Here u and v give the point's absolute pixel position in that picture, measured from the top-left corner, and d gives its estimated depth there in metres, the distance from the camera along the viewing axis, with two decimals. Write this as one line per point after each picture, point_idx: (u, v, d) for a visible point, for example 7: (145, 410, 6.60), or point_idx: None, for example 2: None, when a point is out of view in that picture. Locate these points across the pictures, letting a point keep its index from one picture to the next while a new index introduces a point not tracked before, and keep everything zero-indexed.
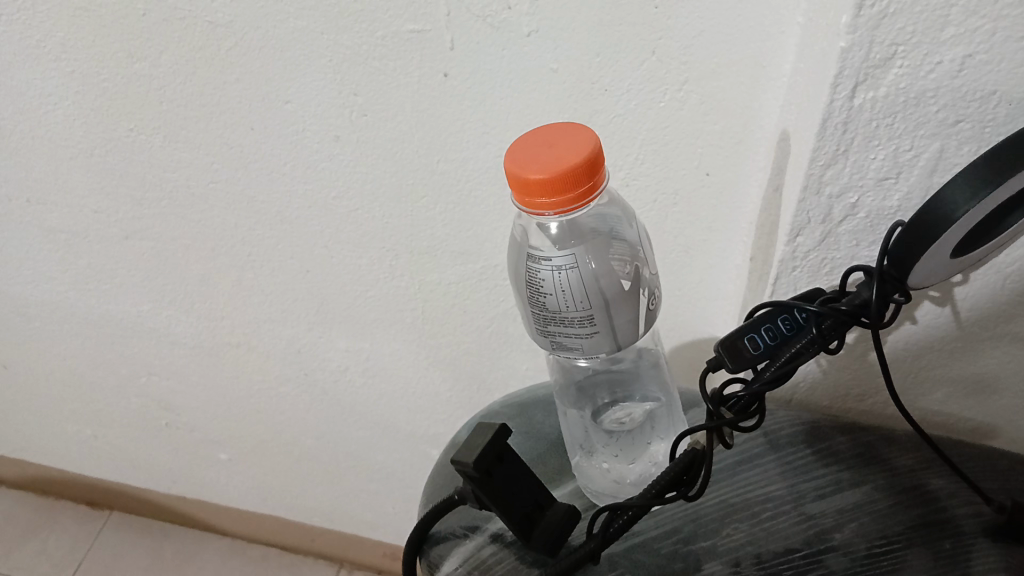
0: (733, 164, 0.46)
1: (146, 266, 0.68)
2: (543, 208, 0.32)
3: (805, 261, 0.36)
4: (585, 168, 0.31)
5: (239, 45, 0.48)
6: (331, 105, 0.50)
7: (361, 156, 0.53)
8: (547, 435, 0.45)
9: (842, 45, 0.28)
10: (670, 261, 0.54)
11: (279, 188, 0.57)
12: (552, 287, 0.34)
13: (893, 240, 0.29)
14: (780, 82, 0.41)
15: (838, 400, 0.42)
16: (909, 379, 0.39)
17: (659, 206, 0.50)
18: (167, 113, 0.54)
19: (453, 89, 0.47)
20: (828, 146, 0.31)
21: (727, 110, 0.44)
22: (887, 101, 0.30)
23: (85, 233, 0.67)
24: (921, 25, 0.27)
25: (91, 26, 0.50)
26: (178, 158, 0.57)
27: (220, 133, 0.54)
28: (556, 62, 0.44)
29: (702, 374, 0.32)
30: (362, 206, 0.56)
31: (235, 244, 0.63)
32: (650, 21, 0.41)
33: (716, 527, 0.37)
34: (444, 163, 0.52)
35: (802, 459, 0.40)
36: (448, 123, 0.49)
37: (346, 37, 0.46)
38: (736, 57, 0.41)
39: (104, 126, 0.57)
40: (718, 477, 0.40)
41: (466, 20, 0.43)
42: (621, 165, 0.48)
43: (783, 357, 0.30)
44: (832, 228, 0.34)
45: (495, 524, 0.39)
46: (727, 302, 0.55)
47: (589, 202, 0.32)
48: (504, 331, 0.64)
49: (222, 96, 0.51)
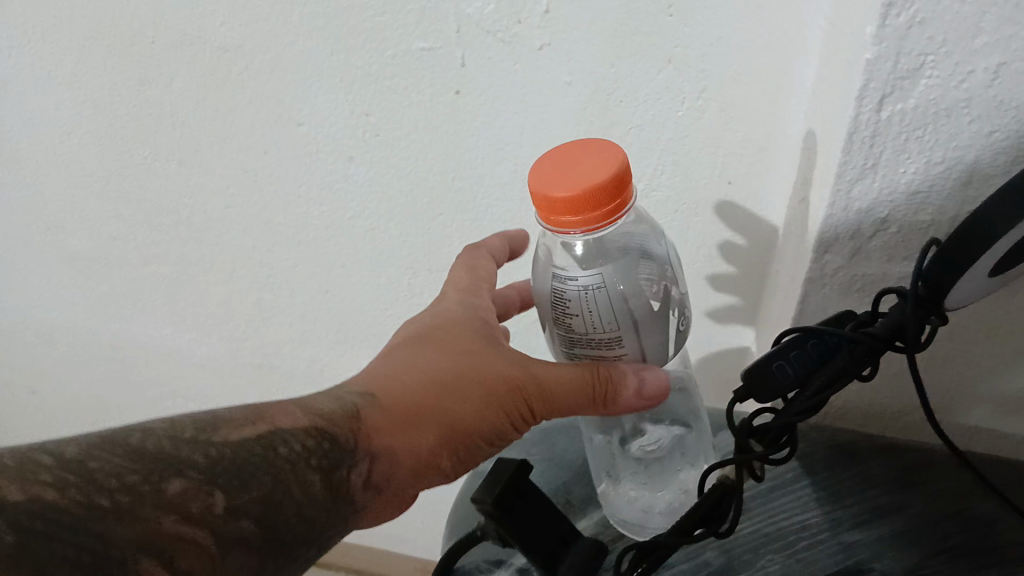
0: (756, 173, 0.45)
1: (167, 290, 0.68)
2: (569, 227, 0.31)
3: (835, 278, 0.35)
4: (612, 183, 0.30)
5: (250, 69, 0.47)
6: (346, 126, 0.49)
7: (376, 175, 0.52)
8: (571, 460, 0.44)
9: (868, 56, 0.27)
10: (695, 271, 0.52)
11: (296, 209, 0.56)
12: (579, 306, 0.33)
13: (927, 261, 0.27)
14: (804, 89, 0.40)
15: (873, 417, 0.40)
16: (947, 397, 0.38)
17: (681, 217, 0.49)
18: (181, 139, 0.54)
19: (466, 105, 0.46)
20: (856, 159, 0.30)
21: (749, 118, 0.42)
22: (916, 112, 0.28)
23: (106, 258, 0.67)
24: (953, 31, 0.26)
25: (104, 55, 0.50)
26: (193, 182, 0.57)
27: (235, 156, 0.54)
28: (569, 74, 0.43)
29: (727, 408, 0.30)
30: (380, 225, 0.56)
31: (253, 266, 0.63)
32: (665, 29, 0.39)
33: (749, 558, 0.36)
34: (460, 179, 0.51)
35: (837, 483, 0.38)
36: (462, 140, 0.48)
37: (356, 56, 0.45)
38: (756, 64, 0.40)
39: (119, 153, 0.56)
40: (750, 505, 0.38)
41: (477, 35, 0.42)
42: (640, 176, 0.47)
43: (815, 385, 0.28)
44: (861, 244, 0.33)
45: (520, 559, 0.38)
46: (753, 311, 0.53)
47: (618, 219, 0.31)
48: (526, 344, 0.63)
49: (234, 120, 0.51)
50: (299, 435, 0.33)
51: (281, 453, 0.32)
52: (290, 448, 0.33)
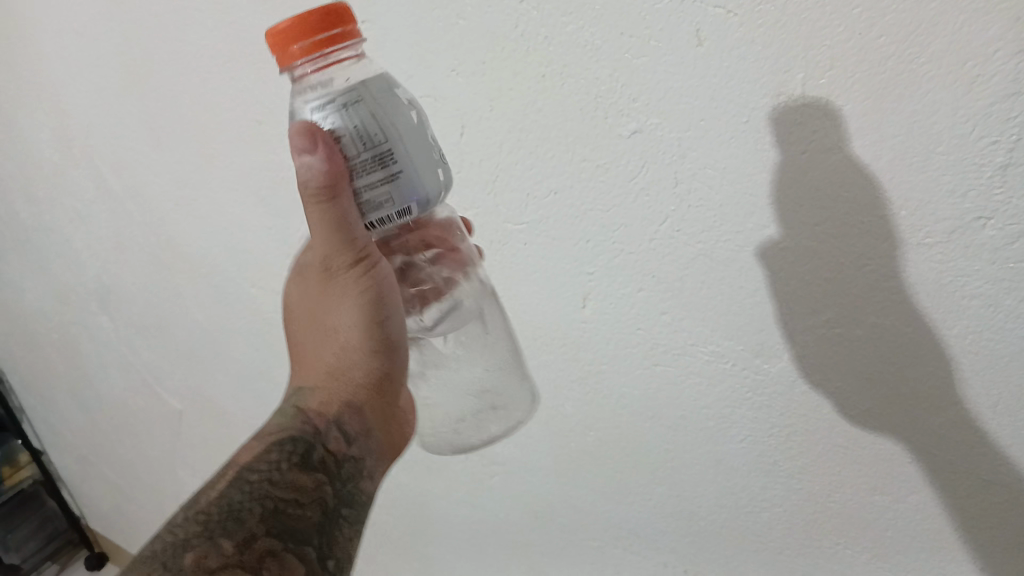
0: (927, 438, 0.45)
1: (478, 566, 0.78)
2: (298, 58, 0.35)
3: (927, 378, 0.43)
4: (325, 14, 0.35)
5: (593, 497, 0.63)
6: (592, 528, 0.65)
7: (643, 535, 0.62)
8: (768, 507, 0.54)
9: (856, 102, 0.38)
10: (900, 527, 0.49)
11: (480, 514, 0.72)
12: (354, 156, 0.37)
13: (947, 323, 0.41)
14: (931, 364, 0.42)
15: (926, 533, 0.48)
16: (934, 534, 0.48)
17: (775, 491, 0.53)
18: (537, 495, 0.67)
19: (593, 445, 0.60)
20: (901, 179, 0.38)
21: (890, 400, 0.45)
22: (947, 159, 0.37)
23: (446, 547, 0.79)
24: (946, 113, 0.36)
25: (560, 474, 0.64)
26: (551, 565, 0.71)
27: (569, 518, 0.66)
28: (608, 356, 0.55)
29: (844, 363, 0.45)
30: (642, 544, 0.63)
31: (515, 546, 0.73)
32: (806, 229, 0.42)
33: (975, 545, 0.47)
34: (620, 474, 0.60)
35: (975, 529, 0.46)
36: (659, 523, 0.61)
37: (607, 359, 0.55)
38: (914, 365, 0.43)
39: (545, 539, 0.70)
40: (940, 530, 0.48)
41: (545, 336, 0.57)
42: (852, 210, 0.40)
43: (875, 374, 0.44)
44: (939, 331, 0.41)
45: (768, 511, 0.54)
46: (888, 565, 0.51)
47: (338, 19, 0.35)
48: (746, 564, 0.58)
49: (573, 473, 0.63)
50: (278, 464, 0.43)
51: (259, 483, 0.43)
52: (282, 487, 0.43)
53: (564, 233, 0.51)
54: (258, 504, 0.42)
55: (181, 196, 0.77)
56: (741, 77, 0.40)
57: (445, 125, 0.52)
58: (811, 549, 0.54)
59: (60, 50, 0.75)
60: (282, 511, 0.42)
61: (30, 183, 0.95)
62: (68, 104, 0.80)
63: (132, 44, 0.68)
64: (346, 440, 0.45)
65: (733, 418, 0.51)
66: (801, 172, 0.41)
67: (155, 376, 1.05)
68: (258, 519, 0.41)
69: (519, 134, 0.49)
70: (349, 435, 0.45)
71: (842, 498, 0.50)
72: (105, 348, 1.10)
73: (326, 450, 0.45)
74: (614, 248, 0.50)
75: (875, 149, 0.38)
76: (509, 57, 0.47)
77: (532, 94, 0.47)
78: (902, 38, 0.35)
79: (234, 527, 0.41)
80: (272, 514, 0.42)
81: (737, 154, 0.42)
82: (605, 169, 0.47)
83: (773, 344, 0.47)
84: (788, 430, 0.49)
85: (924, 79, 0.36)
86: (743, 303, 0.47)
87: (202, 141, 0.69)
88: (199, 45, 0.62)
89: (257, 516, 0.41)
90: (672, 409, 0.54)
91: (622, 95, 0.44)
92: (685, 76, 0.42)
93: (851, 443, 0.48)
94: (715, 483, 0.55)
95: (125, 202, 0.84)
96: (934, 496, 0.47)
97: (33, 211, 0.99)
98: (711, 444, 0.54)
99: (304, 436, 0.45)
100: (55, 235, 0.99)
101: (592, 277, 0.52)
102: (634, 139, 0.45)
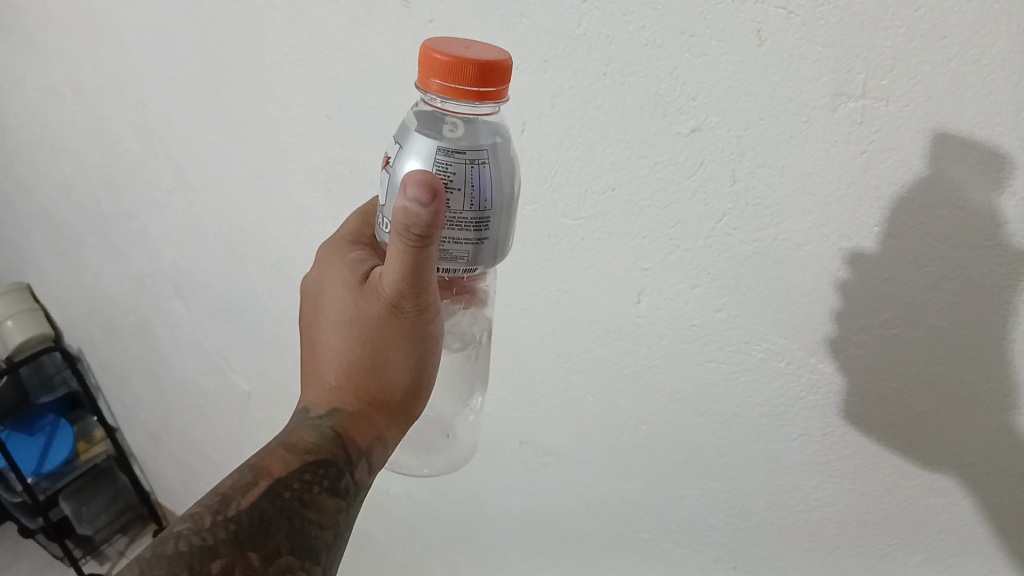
0: (984, 439, 0.45)
1: (529, 554, 0.79)
2: (434, 87, 0.38)
3: (986, 379, 0.43)
4: (480, 75, 0.38)
5: (644, 490, 0.64)
6: (642, 521, 0.66)
7: (692, 529, 0.63)
8: (818, 506, 0.54)
9: (918, 101, 0.38)
10: (954, 527, 0.49)
11: (532, 503, 0.74)
12: (459, 208, 0.40)
13: (1008, 324, 0.41)
14: (991, 365, 0.42)
15: (981, 533, 0.48)
16: (989, 535, 0.48)
17: (826, 490, 0.53)
18: (589, 485, 0.68)
19: (645, 439, 0.61)
20: (963, 179, 0.38)
21: (947, 402, 0.45)
22: (1009, 160, 0.37)
23: (498, 533, 0.80)
24: (1009, 115, 0.36)
25: (612, 466, 0.65)
26: (601, 556, 0.72)
27: (619, 510, 0.67)
28: (662, 351, 0.55)
29: (900, 363, 0.45)
30: (691, 537, 0.64)
31: (565, 536, 0.74)
32: (862, 229, 0.42)
33: None
34: (671, 468, 0.61)
35: None
36: (709, 517, 0.61)
37: (661, 354, 0.56)
38: (973, 366, 0.43)
39: (596, 530, 0.71)
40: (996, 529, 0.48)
41: (600, 330, 0.58)
42: (911, 209, 0.40)
43: (932, 376, 0.44)
44: (999, 331, 0.41)
45: (819, 510, 0.54)
46: (941, 563, 0.51)
47: (488, 83, 0.38)
48: (796, 560, 0.58)
49: (625, 466, 0.64)
50: (310, 484, 0.47)
51: (291, 500, 0.46)
52: (310, 509, 0.47)
53: (621, 229, 0.52)
54: (286, 519, 0.46)
55: (253, 187, 0.80)
56: (800, 76, 0.40)
57: (507, 120, 0.53)
58: (864, 550, 0.54)
59: (143, 45, 0.79)
60: (305, 532, 0.46)
61: (112, 172, 0.99)
62: (148, 97, 0.84)
63: (210, 40, 0.71)
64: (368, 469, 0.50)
65: (786, 416, 0.52)
66: (861, 171, 0.41)
67: (223, 359, 1.10)
68: (285, 536, 0.45)
69: (579, 131, 0.50)
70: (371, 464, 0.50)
71: (895, 498, 0.50)
72: (177, 331, 1.14)
73: (353, 476, 0.49)
74: (670, 244, 0.50)
75: (935, 150, 0.38)
76: (571, 55, 0.48)
77: (593, 92, 0.48)
78: (965, 40, 0.36)
79: (262, 541, 0.45)
80: (296, 532, 0.46)
81: (795, 153, 0.43)
82: (664, 166, 0.48)
83: (828, 344, 0.47)
84: (842, 430, 0.50)
85: (990, 80, 0.36)
86: (799, 302, 0.47)
87: (274, 134, 0.72)
88: (273, 42, 0.65)
89: (285, 530, 0.45)
90: (725, 405, 0.54)
91: (682, 93, 0.45)
92: (745, 76, 0.42)
93: (906, 444, 0.47)
94: (766, 480, 0.56)
95: (200, 192, 0.88)
96: (991, 497, 0.46)
97: (113, 199, 1.04)
98: (764, 441, 0.54)
99: (338, 461, 0.48)
100: (134, 222, 1.04)
101: (647, 272, 0.53)
102: (693, 137, 0.46)
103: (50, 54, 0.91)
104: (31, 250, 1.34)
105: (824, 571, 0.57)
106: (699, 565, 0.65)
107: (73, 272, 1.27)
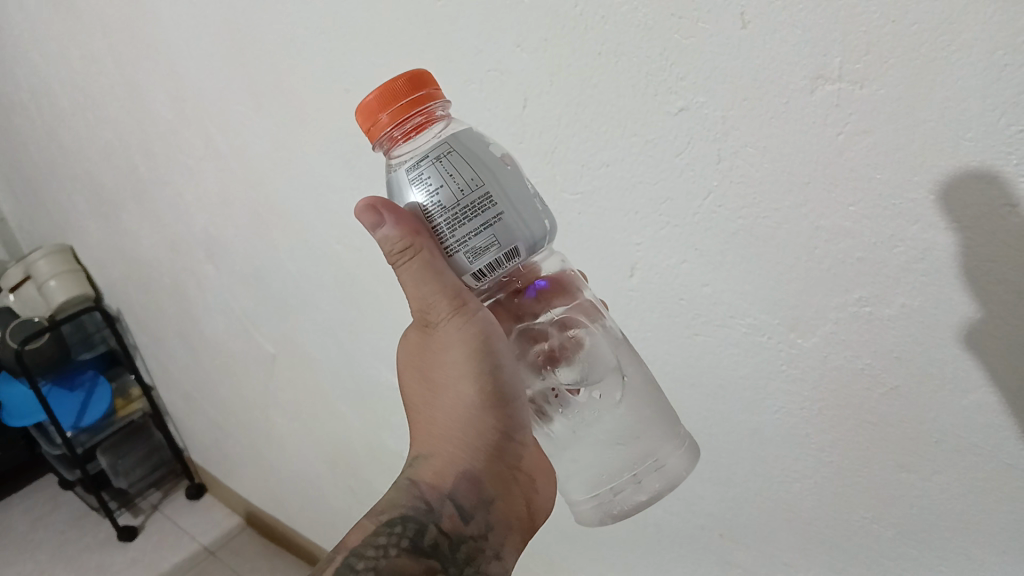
0: (951, 422, 0.46)
1: None
2: (388, 122, 0.41)
3: (952, 362, 0.44)
4: (407, 81, 0.41)
5: None
6: None
7: (682, 497, 0.65)
8: (798, 478, 0.56)
9: (889, 86, 0.39)
10: (922, 505, 0.50)
11: None
12: (450, 204, 0.42)
13: (972, 308, 0.41)
14: (955, 350, 0.43)
15: (949, 514, 0.49)
16: (954, 517, 0.49)
17: (806, 463, 0.55)
18: None
19: None
20: (931, 164, 0.39)
21: (916, 381, 0.46)
22: (975, 146, 0.37)
23: None
24: (974, 101, 0.37)
25: None
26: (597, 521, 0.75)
27: None
28: (654, 324, 0.57)
29: (873, 340, 0.46)
30: (681, 506, 0.66)
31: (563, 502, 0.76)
32: (838, 209, 0.44)
33: (995, 532, 0.47)
34: None
35: (995, 516, 0.47)
36: (697, 485, 0.63)
37: (653, 327, 0.58)
38: (939, 349, 0.44)
39: None
40: (962, 513, 0.48)
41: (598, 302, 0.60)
42: (883, 193, 0.42)
43: (903, 355, 0.46)
44: (962, 316, 0.42)
45: (800, 483, 0.56)
46: (911, 541, 0.52)
47: (419, 87, 0.41)
48: (777, 532, 0.60)
49: None
50: (386, 549, 0.51)
51: (365, 569, 0.50)
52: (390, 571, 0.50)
53: (616, 205, 0.54)
54: None
55: (277, 157, 0.83)
56: (781, 60, 0.42)
57: (511, 96, 0.55)
58: (840, 522, 0.55)
59: (177, 17, 0.82)
60: None
61: (149, 138, 1.03)
62: (182, 68, 0.87)
63: (238, 14, 0.74)
64: (458, 518, 0.53)
65: (767, 389, 0.53)
66: (836, 153, 0.42)
67: (251, 323, 1.14)
68: None
69: (575, 109, 0.52)
70: (463, 511, 0.53)
71: (869, 472, 0.52)
72: (208, 293, 1.19)
73: (437, 530, 0.53)
74: (660, 220, 0.52)
75: (908, 134, 0.39)
76: (570, 35, 0.49)
77: (589, 70, 0.50)
78: (935, 28, 0.36)
79: None
80: None
81: (776, 134, 0.44)
82: (654, 144, 0.49)
83: (807, 319, 0.49)
84: (820, 404, 0.51)
85: (956, 67, 0.36)
86: (780, 278, 0.49)
87: (297, 106, 0.75)
88: (296, 17, 0.67)
89: None
90: (712, 376, 0.56)
91: (672, 73, 0.46)
92: (730, 58, 0.43)
93: (880, 420, 0.49)
94: (750, 450, 0.58)
95: (229, 159, 0.91)
96: (958, 479, 0.47)
97: (150, 164, 1.08)
98: (748, 413, 0.56)
99: (415, 517, 0.53)
100: (168, 188, 1.08)
101: (640, 247, 0.54)
102: (682, 116, 0.47)
103: (93, 23, 0.95)
104: (75, 212, 1.39)
105: (803, 543, 0.59)
106: (687, 533, 0.67)
107: (112, 234, 1.32)
